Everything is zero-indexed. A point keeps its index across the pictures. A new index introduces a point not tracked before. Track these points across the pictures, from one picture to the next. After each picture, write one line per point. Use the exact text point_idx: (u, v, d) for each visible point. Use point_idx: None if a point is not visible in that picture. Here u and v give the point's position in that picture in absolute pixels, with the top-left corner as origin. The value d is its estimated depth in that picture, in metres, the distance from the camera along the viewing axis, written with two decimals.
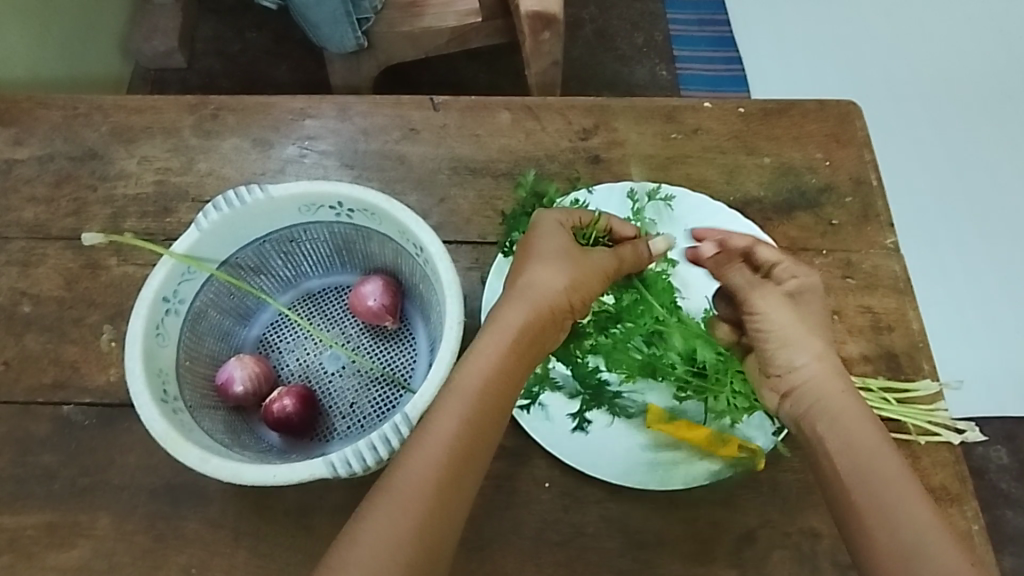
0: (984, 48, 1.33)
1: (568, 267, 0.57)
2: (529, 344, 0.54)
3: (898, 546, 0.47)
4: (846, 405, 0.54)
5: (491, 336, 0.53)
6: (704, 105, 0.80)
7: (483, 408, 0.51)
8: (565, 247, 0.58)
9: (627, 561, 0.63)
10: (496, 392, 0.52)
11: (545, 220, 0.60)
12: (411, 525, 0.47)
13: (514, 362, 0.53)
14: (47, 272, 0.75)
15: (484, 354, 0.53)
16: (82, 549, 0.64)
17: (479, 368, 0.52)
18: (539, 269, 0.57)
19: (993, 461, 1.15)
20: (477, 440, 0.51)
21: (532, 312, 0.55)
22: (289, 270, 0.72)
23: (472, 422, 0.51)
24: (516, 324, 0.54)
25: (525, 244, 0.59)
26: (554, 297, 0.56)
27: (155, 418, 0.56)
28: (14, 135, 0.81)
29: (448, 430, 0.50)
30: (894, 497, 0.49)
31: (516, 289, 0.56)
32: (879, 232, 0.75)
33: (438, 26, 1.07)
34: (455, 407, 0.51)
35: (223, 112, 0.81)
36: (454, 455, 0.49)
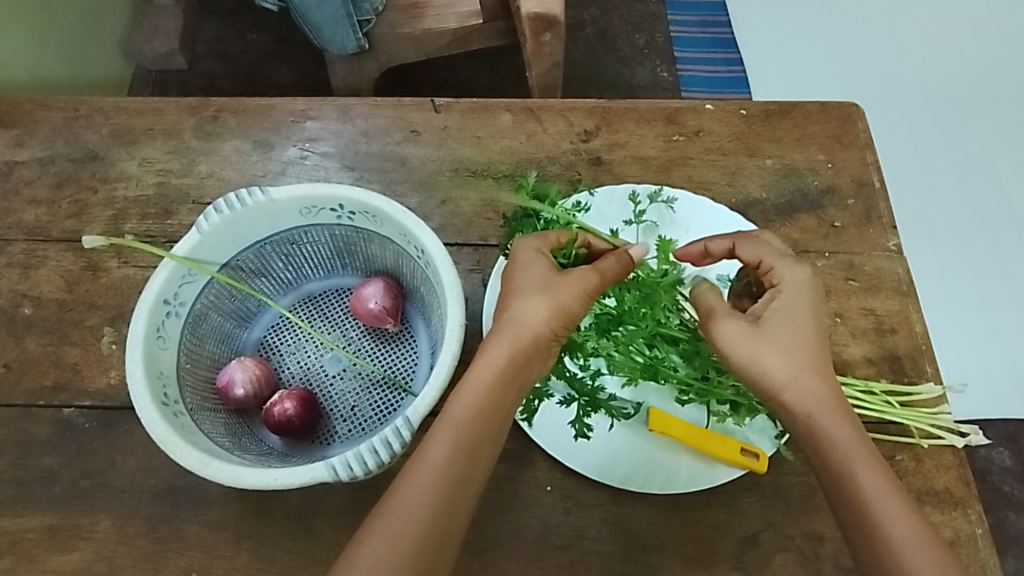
0: (985, 49, 1.33)
1: (547, 297, 0.55)
2: (516, 374, 0.54)
3: (883, 561, 0.49)
4: (830, 413, 0.53)
5: (479, 368, 0.53)
6: (705, 107, 0.80)
7: (475, 436, 0.52)
8: (543, 277, 0.56)
9: (629, 564, 0.63)
10: (486, 420, 0.52)
11: (522, 250, 0.59)
12: (407, 550, 0.49)
13: (503, 391, 0.53)
14: (48, 274, 0.75)
15: (471, 387, 0.53)
16: (83, 552, 0.64)
17: (468, 399, 0.52)
18: (518, 305, 0.55)
19: (996, 463, 1.15)
20: (470, 466, 0.51)
21: (516, 344, 0.54)
22: (290, 272, 0.72)
23: (464, 448, 0.51)
24: (500, 357, 0.53)
25: (506, 277, 0.58)
26: (538, 328, 0.54)
27: (156, 421, 0.56)
28: (15, 137, 0.81)
29: (439, 456, 0.51)
30: (879, 509, 0.50)
31: (499, 323, 0.55)
32: (882, 234, 0.75)
33: (439, 28, 1.07)
34: (446, 434, 0.51)
35: (224, 114, 0.81)
36: (448, 481, 0.51)
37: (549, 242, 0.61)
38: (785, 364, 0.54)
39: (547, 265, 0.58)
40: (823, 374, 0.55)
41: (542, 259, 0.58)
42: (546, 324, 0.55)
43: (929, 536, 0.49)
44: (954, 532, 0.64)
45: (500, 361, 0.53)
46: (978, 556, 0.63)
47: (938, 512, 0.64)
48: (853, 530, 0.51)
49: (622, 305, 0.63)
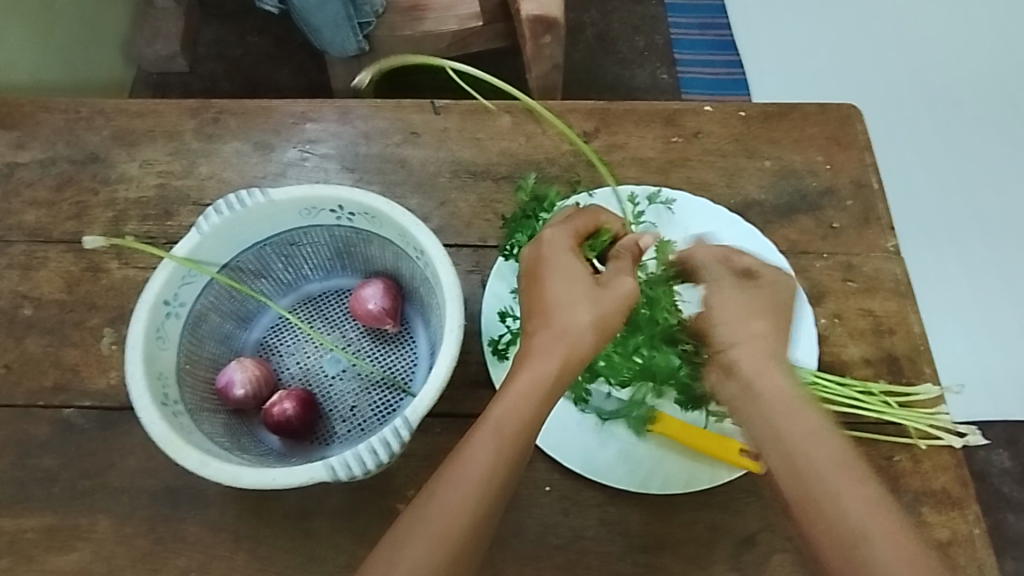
0: (985, 51, 1.33)
1: (597, 314, 0.55)
2: (559, 389, 0.54)
3: (829, 538, 0.48)
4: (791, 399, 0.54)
5: (524, 377, 0.53)
6: (704, 108, 0.80)
7: (520, 444, 0.52)
8: (585, 289, 0.56)
9: (627, 565, 0.63)
10: (530, 431, 0.53)
11: (556, 251, 0.58)
12: (444, 556, 0.49)
13: (546, 406, 0.53)
14: (48, 275, 0.76)
15: (515, 397, 0.53)
16: (82, 552, 0.64)
17: (513, 411, 0.52)
18: (569, 317, 0.55)
19: (995, 465, 1.15)
20: (509, 476, 0.51)
21: (565, 359, 0.54)
22: (290, 273, 0.72)
23: (508, 459, 0.51)
24: (550, 373, 0.53)
25: (542, 281, 0.57)
26: (586, 342, 0.54)
27: (155, 420, 0.56)
28: (16, 138, 0.82)
29: (485, 463, 0.51)
30: (833, 487, 0.50)
31: (547, 334, 0.55)
32: (881, 235, 0.75)
33: (438, 30, 1.08)
34: (491, 444, 0.51)
35: (224, 116, 0.81)
36: (491, 487, 0.50)
37: (577, 234, 0.60)
38: (744, 333, 0.57)
39: (586, 272, 0.57)
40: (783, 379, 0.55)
41: (574, 262, 0.58)
42: (594, 341, 0.55)
43: (883, 514, 0.48)
44: (952, 532, 0.64)
45: (548, 374, 0.53)
46: (975, 556, 0.63)
47: (935, 512, 0.64)
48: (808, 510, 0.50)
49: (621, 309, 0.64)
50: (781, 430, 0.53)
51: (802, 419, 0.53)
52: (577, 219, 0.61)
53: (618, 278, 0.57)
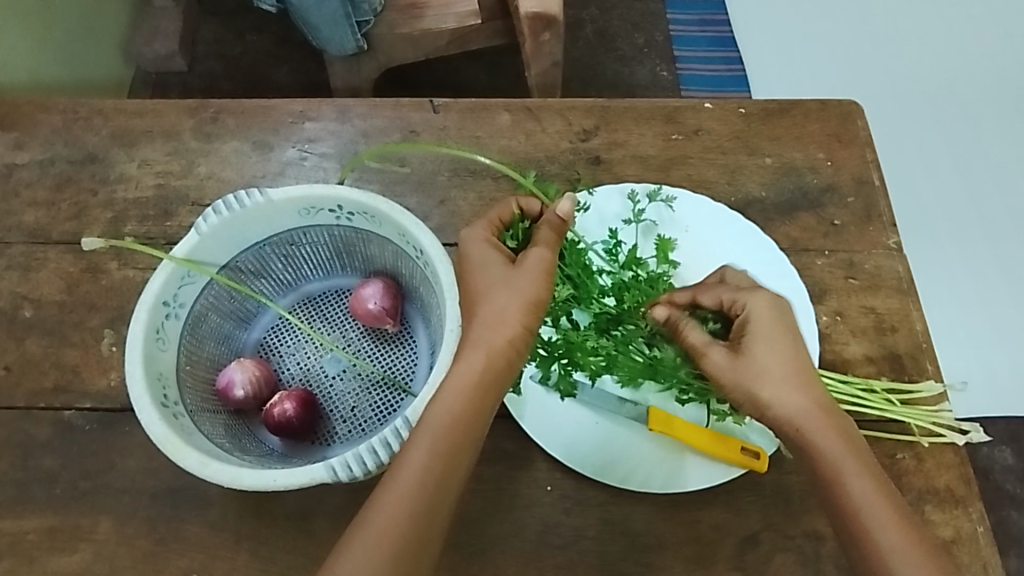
0: (987, 47, 1.33)
1: (513, 294, 0.56)
2: (496, 378, 0.55)
3: (875, 566, 0.51)
4: (809, 420, 0.55)
5: (454, 375, 0.54)
6: (704, 106, 0.80)
7: (453, 440, 0.53)
8: (499, 273, 0.57)
9: (629, 564, 0.63)
10: (463, 427, 0.54)
11: (472, 244, 0.59)
12: (387, 555, 0.50)
13: (483, 398, 0.55)
14: (48, 275, 0.75)
15: (447, 398, 0.54)
16: (83, 553, 0.64)
17: (446, 406, 0.53)
18: (490, 308, 0.56)
19: (998, 461, 1.17)
20: (449, 469, 0.53)
21: (491, 353, 0.55)
22: (290, 273, 0.72)
23: (442, 454, 0.53)
24: (476, 367, 0.55)
25: (467, 278, 0.59)
26: (514, 327, 0.56)
27: (155, 422, 0.56)
28: (14, 139, 0.81)
29: (418, 464, 0.52)
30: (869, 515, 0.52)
31: (477, 331, 0.56)
32: (883, 232, 0.75)
33: (438, 27, 1.08)
34: (424, 441, 0.53)
35: (222, 115, 0.81)
36: (426, 489, 0.52)
37: (493, 225, 0.61)
38: (769, 393, 0.56)
39: (501, 257, 0.59)
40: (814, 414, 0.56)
41: (490, 248, 0.59)
42: (520, 325, 0.56)
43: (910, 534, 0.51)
44: (955, 531, 0.64)
45: (478, 367, 0.55)
46: (978, 555, 0.63)
47: (937, 510, 0.64)
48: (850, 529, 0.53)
49: (622, 304, 0.65)
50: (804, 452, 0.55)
51: (823, 443, 0.54)
52: (491, 213, 0.62)
53: (528, 252, 0.58)
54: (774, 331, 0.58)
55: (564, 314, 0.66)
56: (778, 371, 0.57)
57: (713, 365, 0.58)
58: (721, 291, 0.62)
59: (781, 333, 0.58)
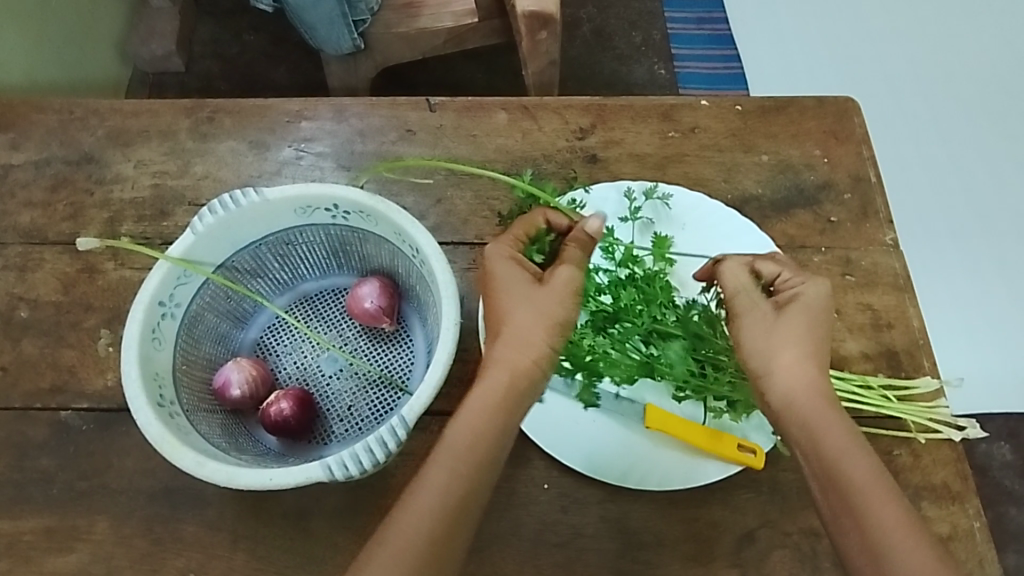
0: (985, 43, 1.33)
1: (538, 316, 0.57)
2: (517, 398, 0.56)
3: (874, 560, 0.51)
4: (818, 410, 0.55)
5: (476, 395, 0.56)
6: (701, 103, 0.80)
7: (475, 459, 0.53)
8: (525, 293, 0.58)
9: (627, 562, 0.63)
10: (485, 445, 0.54)
11: (495, 262, 0.59)
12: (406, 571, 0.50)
13: (506, 417, 0.55)
14: (44, 276, 0.75)
15: (467, 418, 0.55)
16: (80, 554, 0.64)
17: (468, 425, 0.54)
18: (517, 326, 0.57)
19: (997, 458, 1.17)
20: (473, 487, 0.53)
21: (515, 373, 0.56)
22: (286, 273, 0.72)
23: (464, 472, 0.53)
24: (500, 384, 0.56)
25: (491, 294, 0.59)
26: (539, 349, 0.57)
27: (151, 422, 0.56)
28: (10, 139, 0.81)
29: (438, 483, 0.52)
30: (870, 507, 0.52)
31: (500, 353, 0.57)
32: (879, 229, 0.75)
33: (434, 26, 1.08)
34: (444, 459, 0.53)
35: (219, 115, 0.81)
36: (446, 507, 0.52)
37: (518, 240, 0.61)
38: (778, 363, 0.57)
39: (527, 276, 0.59)
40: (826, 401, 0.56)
41: (514, 267, 0.59)
42: (545, 343, 0.57)
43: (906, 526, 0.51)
44: (952, 526, 0.64)
45: (500, 386, 0.56)
46: (975, 550, 0.63)
47: (935, 506, 0.64)
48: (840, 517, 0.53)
49: (618, 302, 0.65)
50: (798, 432, 0.56)
51: (829, 434, 0.55)
52: (513, 227, 0.62)
53: (555, 270, 0.58)
54: (807, 320, 0.59)
55: None
56: (803, 350, 0.57)
57: (745, 320, 0.59)
58: (784, 266, 0.62)
59: (809, 323, 0.58)
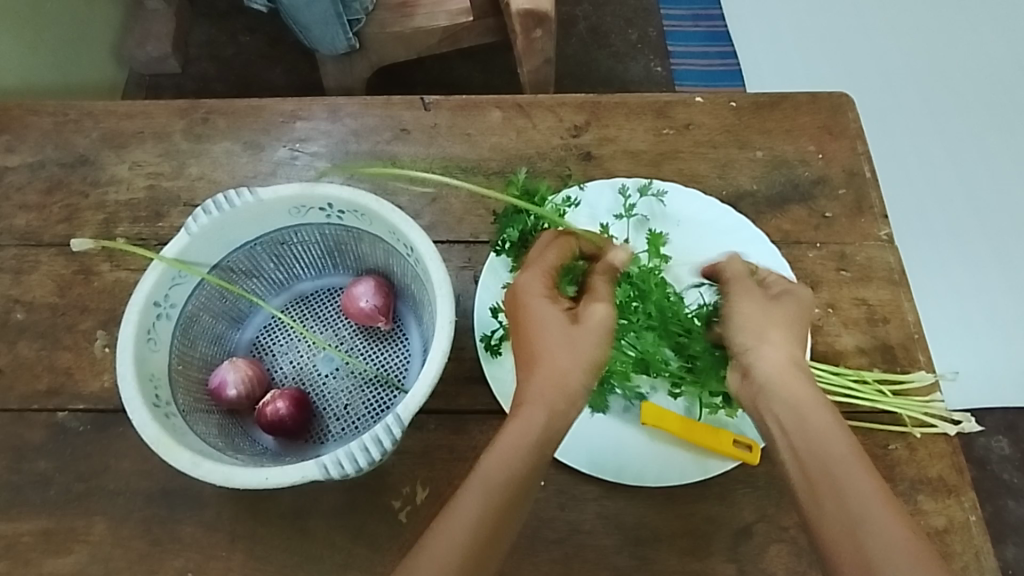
0: (980, 37, 1.33)
1: (575, 357, 0.55)
2: (552, 439, 0.54)
3: (851, 540, 0.47)
4: (802, 393, 0.54)
5: (514, 428, 0.53)
6: (695, 100, 0.80)
7: (508, 499, 0.51)
8: (557, 330, 0.56)
9: (624, 558, 0.63)
10: (520, 485, 0.51)
11: (526, 300, 0.58)
12: None
13: (540, 455, 0.53)
14: (39, 278, 0.75)
15: (503, 452, 0.52)
16: (78, 555, 0.64)
17: (502, 461, 0.52)
18: (552, 364, 0.55)
19: (995, 451, 1.17)
20: (502, 528, 0.50)
21: (553, 412, 0.54)
22: (281, 273, 0.72)
23: (496, 513, 0.50)
24: (539, 421, 0.54)
25: (523, 332, 0.57)
26: (573, 392, 0.55)
27: (147, 422, 0.56)
28: (5, 142, 0.81)
29: (467, 518, 0.50)
30: (852, 484, 0.49)
31: (538, 389, 0.54)
32: (874, 223, 0.75)
33: (429, 26, 1.08)
34: (478, 495, 0.50)
35: (214, 116, 0.81)
36: (474, 547, 0.49)
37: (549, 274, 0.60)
38: (766, 341, 0.57)
39: (560, 313, 0.57)
40: (806, 386, 0.55)
41: (546, 302, 0.58)
42: (583, 382, 0.55)
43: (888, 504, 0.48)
44: (948, 519, 0.64)
45: (536, 426, 0.53)
46: (972, 544, 0.63)
47: (930, 499, 0.65)
48: (813, 494, 0.50)
49: (613, 300, 0.65)
50: (777, 409, 0.54)
51: (812, 416, 0.53)
52: (543, 257, 0.61)
53: (589, 308, 0.57)
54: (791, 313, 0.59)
55: None
56: (795, 338, 0.58)
57: (743, 300, 0.60)
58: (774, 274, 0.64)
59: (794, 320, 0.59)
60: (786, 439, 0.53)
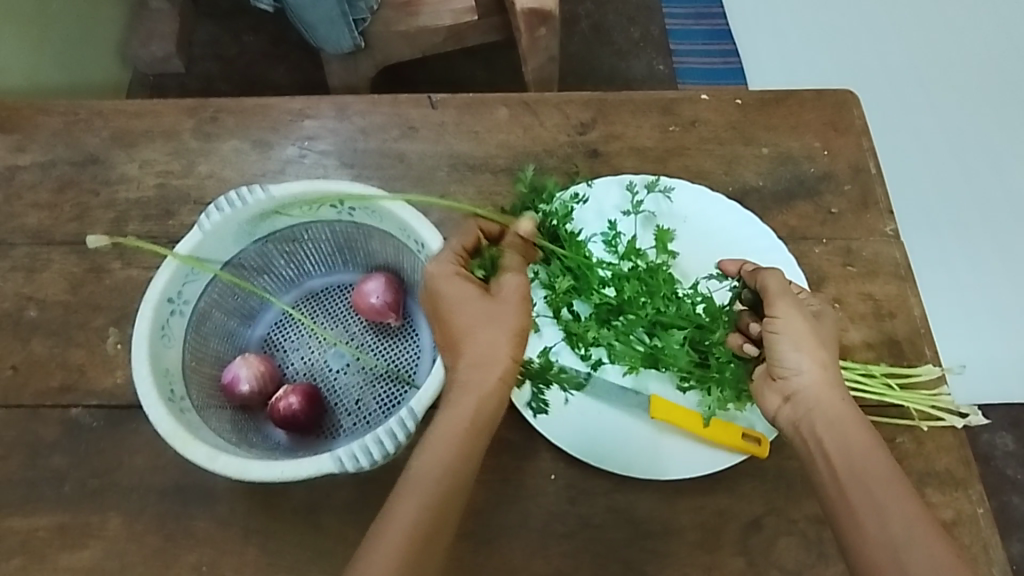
0: (982, 34, 1.33)
1: (502, 326, 0.57)
2: (481, 429, 0.55)
3: (883, 544, 0.51)
4: (846, 413, 0.57)
5: (444, 422, 0.54)
6: (701, 97, 0.80)
7: (445, 492, 0.52)
8: (477, 306, 0.57)
9: (634, 550, 0.64)
10: (455, 479, 0.53)
11: (442, 280, 0.58)
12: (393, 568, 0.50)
13: (472, 442, 0.54)
14: (51, 276, 0.76)
15: (435, 447, 0.53)
16: (94, 549, 0.65)
17: (436, 457, 0.53)
18: (481, 340, 0.56)
19: (999, 447, 1.19)
20: (443, 516, 0.52)
21: (482, 396, 0.55)
22: (292, 269, 0.72)
23: (434, 504, 0.52)
24: (469, 410, 0.54)
25: (446, 316, 0.58)
26: (502, 363, 0.56)
27: (164, 417, 0.56)
28: (15, 141, 0.82)
29: (408, 513, 0.51)
30: (885, 492, 0.52)
31: (463, 376, 0.56)
32: (880, 219, 0.75)
33: (434, 24, 1.08)
34: (414, 491, 0.52)
35: (222, 114, 0.82)
36: (420, 532, 0.51)
37: (458, 257, 0.60)
38: (810, 362, 0.59)
39: (477, 289, 0.58)
40: (849, 409, 0.57)
41: (463, 282, 0.58)
42: (510, 355, 0.56)
43: (924, 519, 0.51)
44: (955, 512, 0.65)
45: (466, 414, 0.54)
46: (979, 535, 0.64)
47: (938, 492, 0.65)
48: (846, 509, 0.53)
49: (621, 295, 0.65)
50: (823, 432, 0.57)
51: (856, 435, 0.55)
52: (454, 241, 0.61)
53: (504, 281, 0.59)
54: (820, 332, 0.60)
55: (566, 304, 0.68)
56: (830, 350, 0.60)
57: (784, 307, 0.60)
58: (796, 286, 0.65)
59: (827, 336, 0.61)
60: (829, 461, 0.55)
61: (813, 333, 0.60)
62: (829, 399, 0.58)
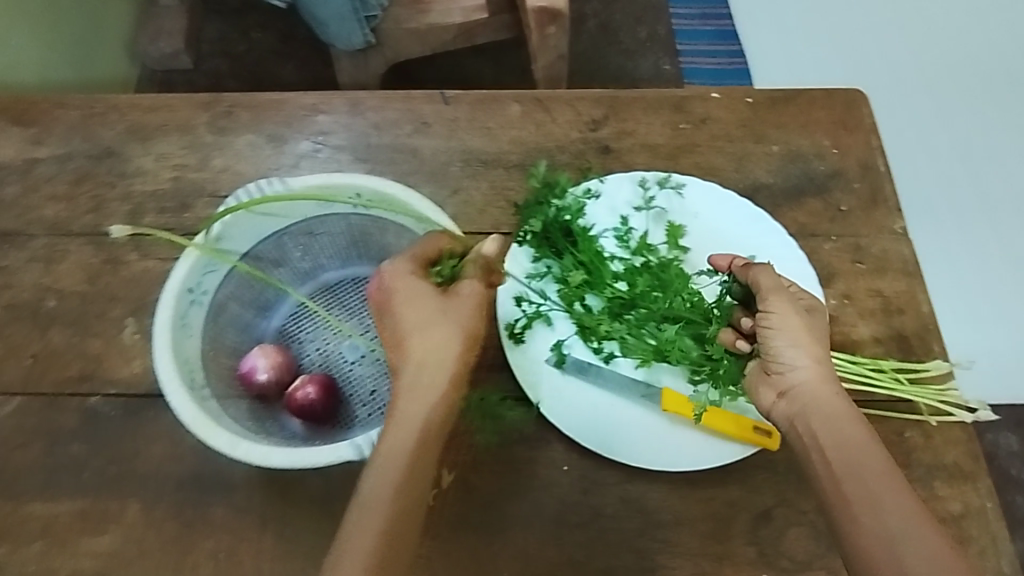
0: (987, 28, 1.31)
1: (456, 326, 0.58)
2: (430, 435, 0.55)
3: (879, 539, 0.51)
4: (840, 409, 0.57)
5: (393, 432, 0.54)
6: (711, 95, 0.81)
7: (401, 503, 0.53)
8: (426, 308, 0.58)
9: (646, 540, 0.64)
10: (409, 489, 0.54)
11: (397, 281, 0.59)
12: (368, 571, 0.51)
13: (423, 449, 0.55)
14: (68, 268, 0.77)
15: (386, 457, 0.54)
16: (113, 536, 0.66)
17: (385, 473, 0.53)
18: (426, 342, 0.57)
19: (1003, 446, 1.22)
20: (402, 523, 0.53)
21: (428, 399, 0.56)
22: (307, 262, 0.73)
23: (392, 514, 0.53)
24: (422, 415, 0.55)
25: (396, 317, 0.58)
26: (449, 365, 0.57)
27: (185, 406, 0.57)
28: (31, 134, 0.82)
29: (373, 525, 0.52)
30: (880, 487, 0.53)
31: (407, 381, 0.56)
32: (888, 216, 0.76)
33: (444, 21, 1.09)
34: (373, 501, 0.53)
35: (237, 109, 0.82)
36: (381, 544, 0.52)
37: (419, 259, 0.60)
38: (807, 358, 0.59)
39: (433, 291, 0.59)
40: (842, 405, 0.58)
41: (418, 284, 0.59)
42: (457, 356, 0.57)
43: (921, 515, 0.52)
44: (964, 504, 0.65)
45: (416, 421, 0.55)
46: (988, 528, 0.65)
47: (947, 485, 0.66)
48: (840, 503, 0.54)
49: (634, 289, 0.67)
50: (818, 427, 0.57)
51: (851, 432, 0.56)
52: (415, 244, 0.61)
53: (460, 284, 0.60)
54: (814, 329, 0.61)
55: (579, 299, 0.69)
56: (824, 347, 0.60)
57: (780, 303, 0.60)
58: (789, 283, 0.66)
59: (820, 333, 0.61)
60: (823, 457, 0.56)
61: (805, 329, 0.60)
62: (821, 397, 0.58)
